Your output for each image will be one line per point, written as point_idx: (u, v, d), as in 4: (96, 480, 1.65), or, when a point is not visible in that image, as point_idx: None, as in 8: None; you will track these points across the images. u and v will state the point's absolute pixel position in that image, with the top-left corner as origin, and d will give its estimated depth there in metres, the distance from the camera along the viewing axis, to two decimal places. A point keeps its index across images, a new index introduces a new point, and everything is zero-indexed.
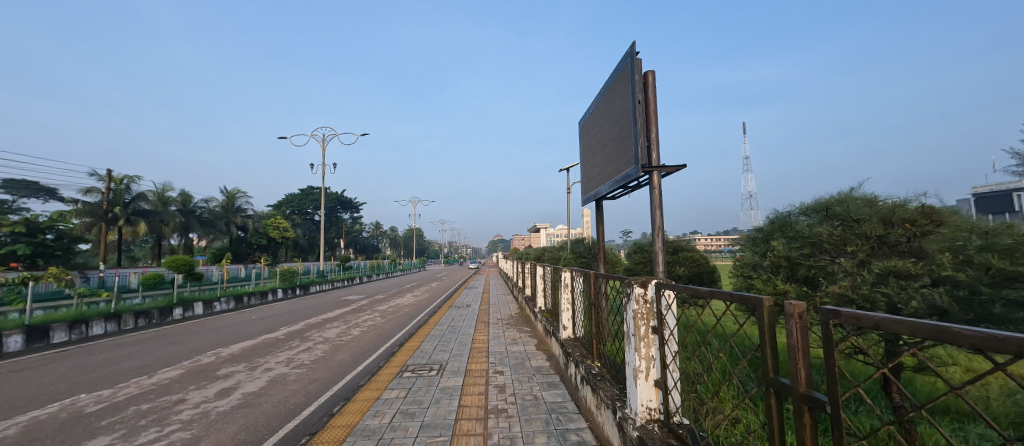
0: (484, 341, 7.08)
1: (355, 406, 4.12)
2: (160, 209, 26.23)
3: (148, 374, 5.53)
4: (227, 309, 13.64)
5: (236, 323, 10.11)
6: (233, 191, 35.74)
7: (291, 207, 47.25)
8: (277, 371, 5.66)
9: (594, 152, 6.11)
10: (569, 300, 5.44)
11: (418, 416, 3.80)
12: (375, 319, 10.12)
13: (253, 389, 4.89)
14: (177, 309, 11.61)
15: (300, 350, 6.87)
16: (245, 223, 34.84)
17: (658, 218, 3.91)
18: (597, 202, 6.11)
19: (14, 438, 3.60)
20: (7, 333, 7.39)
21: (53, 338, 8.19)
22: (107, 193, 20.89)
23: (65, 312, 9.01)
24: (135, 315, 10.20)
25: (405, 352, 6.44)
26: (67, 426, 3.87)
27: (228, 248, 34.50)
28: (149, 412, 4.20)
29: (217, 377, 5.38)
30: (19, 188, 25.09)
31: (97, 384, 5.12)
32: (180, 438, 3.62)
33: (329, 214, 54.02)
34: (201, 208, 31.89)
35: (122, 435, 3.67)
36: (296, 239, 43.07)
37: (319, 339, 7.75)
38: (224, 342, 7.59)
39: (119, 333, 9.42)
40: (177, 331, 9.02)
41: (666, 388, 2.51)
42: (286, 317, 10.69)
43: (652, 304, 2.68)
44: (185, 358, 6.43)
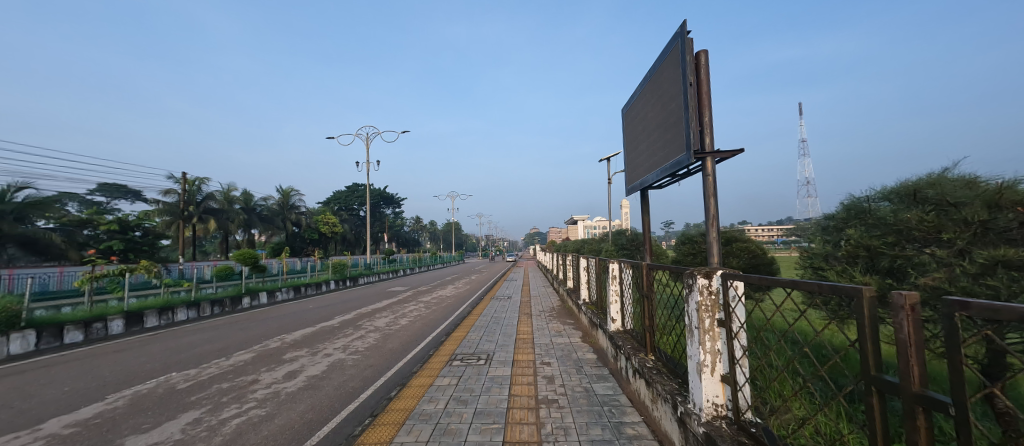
0: (529, 333, 7.10)
1: (411, 391, 4.29)
2: (227, 207, 28.77)
3: (225, 357, 6.11)
4: (288, 299, 14.70)
5: (298, 311, 10.90)
6: (289, 190, 38.41)
7: (338, 204, 50.17)
8: (335, 356, 6.03)
9: (639, 139, 5.88)
10: (617, 291, 5.31)
11: (471, 403, 3.89)
12: (421, 310, 10.52)
13: (316, 373, 5.25)
14: (246, 298, 12.65)
15: (354, 338, 7.28)
16: (299, 219, 37.31)
17: (713, 207, 3.67)
18: (643, 191, 5.86)
19: (124, 408, 4.11)
20: (110, 317, 8.44)
21: (146, 322, 9.24)
22: (183, 194, 23.18)
23: (154, 300, 10.14)
24: (210, 303, 11.22)
25: (452, 342, 6.61)
26: (164, 400, 4.36)
27: (285, 242, 37.24)
28: (229, 391, 4.62)
29: (284, 361, 5.83)
30: (112, 191, 28.54)
31: (187, 364, 5.72)
32: (257, 415, 3.97)
33: (373, 210, 56.60)
34: (261, 206, 34.49)
35: (209, 409, 4.09)
36: (344, 234, 45.59)
37: (371, 327, 8.17)
38: (287, 329, 8.20)
39: (199, 319, 10.43)
40: (247, 319, 9.85)
41: (735, 384, 2.37)
42: (341, 307, 11.30)
43: (718, 295, 2.53)
44: (256, 342, 7.02)
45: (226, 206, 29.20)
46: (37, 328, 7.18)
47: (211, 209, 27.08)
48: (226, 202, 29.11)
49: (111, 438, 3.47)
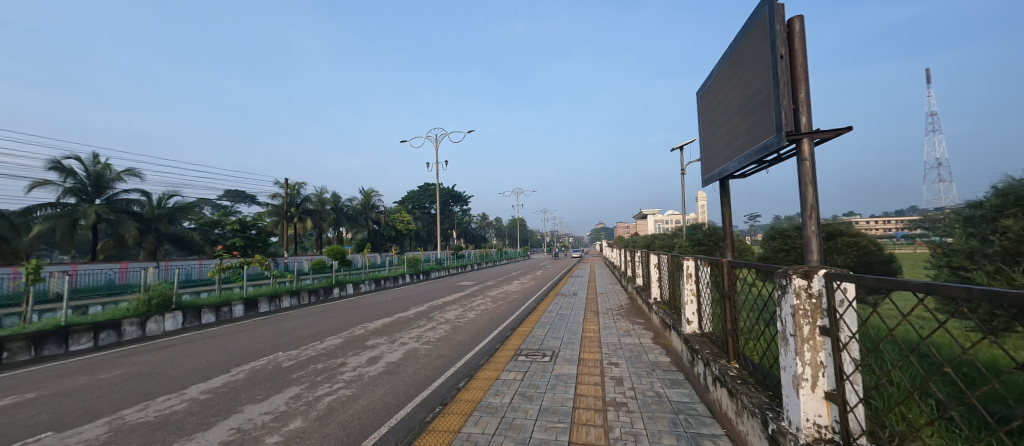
0: (595, 331, 6.90)
1: (478, 383, 4.42)
2: (320, 208, 32.58)
3: (319, 340, 6.92)
4: (370, 290, 16.20)
5: (379, 302, 11.95)
6: (369, 191, 42.19)
7: (412, 203, 53.89)
8: (410, 345, 6.48)
9: (718, 123, 5.29)
10: (692, 291, 4.88)
11: (537, 399, 3.88)
12: (487, 304, 10.83)
13: (394, 360, 5.69)
14: (336, 288, 14.22)
15: (427, 328, 7.75)
16: (379, 218, 40.86)
17: (811, 197, 3.15)
18: (723, 181, 5.29)
19: (243, 380, 4.87)
20: (234, 303, 10.08)
21: (259, 307, 10.87)
22: (287, 197, 26.78)
23: (266, 289, 11.88)
24: (308, 292, 12.82)
25: (517, 337, 6.68)
26: (273, 375, 5.06)
27: (367, 239, 41.08)
28: (323, 371, 5.22)
29: (367, 347, 6.43)
30: (235, 197, 34.10)
31: (289, 345, 6.61)
32: (345, 394, 4.42)
33: (443, 208, 59.75)
34: (348, 206, 38.44)
35: (307, 386, 4.66)
36: (418, 231, 48.91)
37: (442, 319, 8.63)
38: (369, 318, 9.02)
39: (299, 306, 11.98)
40: (337, 307, 11.06)
41: (845, 404, 2.00)
42: (415, 299, 12.12)
43: (820, 298, 2.16)
44: (344, 329, 7.84)
45: (320, 207, 33.09)
46: (184, 310, 8.87)
47: (308, 210, 30.93)
48: (320, 203, 32.99)
49: (234, 405, 4.13)
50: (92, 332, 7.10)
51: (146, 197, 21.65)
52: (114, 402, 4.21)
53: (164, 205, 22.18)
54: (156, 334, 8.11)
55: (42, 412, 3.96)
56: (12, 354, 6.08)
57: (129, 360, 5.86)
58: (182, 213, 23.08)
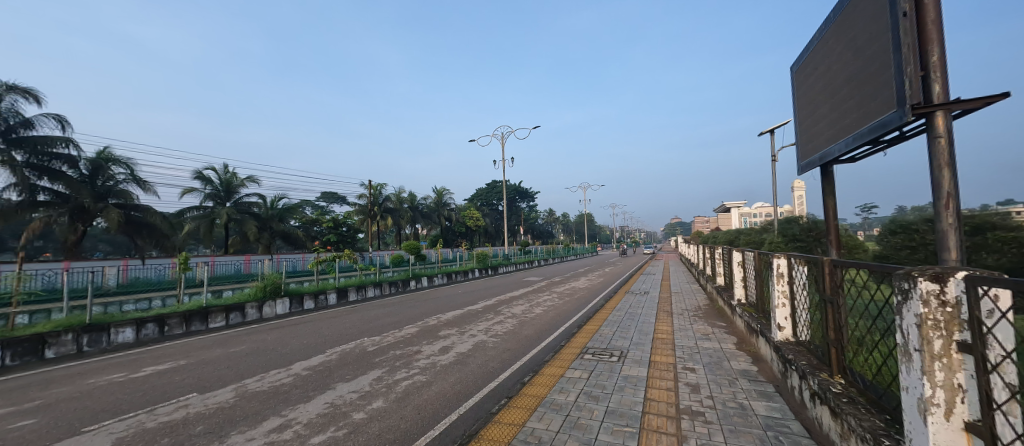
0: (669, 333, 6.47)
1: (543, 380, 4.43)
2: (399, 207, 35.39)
3: (398, 328, 7.53)
4: (443, 283, 17.17)
5: (450, 295, 12.64)
6: (442, 190, 44.64)
7: (481, 200, 55.84)
8: (479, 337, 6.75)
9: (819, 101, 4.55)
10: (785, 293, 4.30)
11: (603, 400, 3.76)
12: (554, 300, 10.79)
13: (464, 350, 5.98)
14: (413, 281, 15.34)
15: (494, 322, 7.99)
16: (450, 215, 43.11)
17: (948, 183, 2.55)
18: (826, 166, 4.56)
19: (336, 361, 5.51)
20: (328, 291, 11.44)
21: (349, 296, 12.19)
22: (370, 198, 29.59)
23: (354, 280, 13.28)
24: (389, 283, 14.03)
25: (584, 334, 6.55)
26: (359, 358, 5.65)
27: (440, 235, 43.61)
28: (401, 357, 5.68)
29: (439, 337, 6.84)
30: (330, 198, 38.65)
31: (373, 332, 7.32)
32: (420, 379, 4.77)
33: (510, 205, 60.87)
34: (423, 205, 41.18)
35: (388, 370, 5.11)
36: (486, 227, 50.58)
37: (509, 314, 8.82)
38: (442, 310, 9.57)
39: (381, 296, 13.18)
40: (414, 299, 11.95)
41: (994, 440, 1.59)
42: (483, 294, 12.57)
43: (958, 308, 1.74)
44: (419, 319, 8.43)
45: (398, 206, 35.97)
46: (291, 296, 10.33)
47: (389, 209, 33.88)
48: (399, 202, 35.82)
49: (328, 383, 4.70)
50: (224, 313, 8.63)
51: (262, 199, 25.59)
52: (239, 372, 5.08)
53: (276, 205, 25.99)
54: (270, 316, 9.57)
55: (191, 376, 4.95)
56: (171, 327, 7.66)
57: (250, 338, 7.00)
58: (289, 212, 26.84)
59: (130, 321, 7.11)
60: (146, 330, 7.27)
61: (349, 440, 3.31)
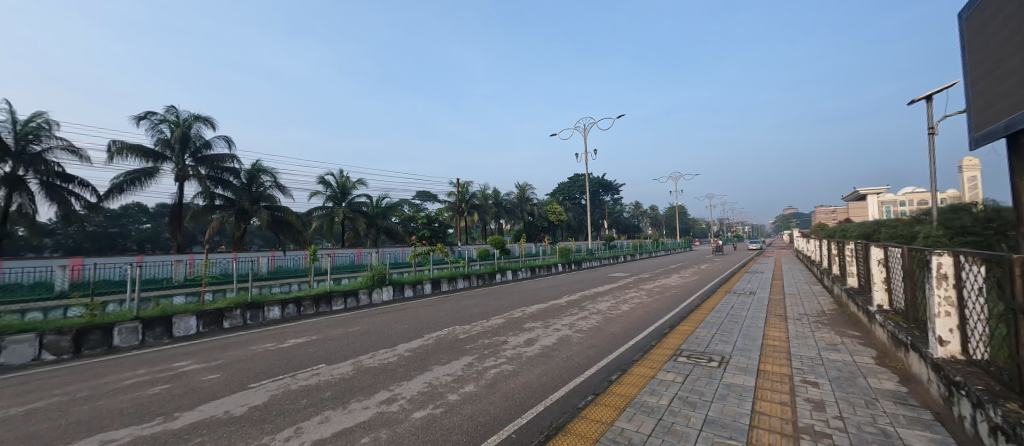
0: (782, 340, 5.65)
1: (632, 379, 4.25)
2: (484, 203, 37.11)
3: (485, 319, 7.92)
4: (527, 277, 17.52)
5: (534, 289, 12.86)
6: (524, 185, 45.43)
7: (563, 195, 55.59)
8: (564, 332, 6.74)
9: (1006, 53, 3.46)
10: (949, 300, 3.42)
11: (701, 408, 3.46)
12: (642, 297, 10.23)
13: (548, 344, 6.03)
14: (498, 274, 15.99)
15: (579, 317, 7.89)
16: (533, 210, 43.68)
17: None
18: (1015, 138, 3.47)
19: (432, 346, 6.03)
20: (424, 282, 12.55)
21: (442, 286, 13.22)
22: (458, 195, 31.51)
23: (445, 272, 14.35)
24: (476, 276, 14.82)
25: (678, 335, 6.08)
26: (452, 344, 6.09)
27: (524, 230, 44.52)
28: (490, 346, 5.98)
29: (524, 329, 7.01)
30: (424, 196, 42.23)
31: (464, 320, 7.83)
32: (507, 369, 4.96)
33: (593, 198, 59.35)
34: (506, 200, 42.45)
35: (477, 358, 5.42)
36: (569, 221, 50.06)
37: (594, 310, 8.61)
38: (526, 303, 9.78)
39: (470, 288, 14.00)
40: (499, 291, 12.44)
41: None
42: (567, 288, 12.49)
43: None
44: (505, 311, 8.74)
45: (484, 202, 37.70)
46: (394, 285, 11.60)
47: (475, 205, 35.79)
48: (484, 198, 37.55)
49: (426, 365, 5.17)
50: (343, 298, 10.08)
51: (369, 199, 29.07)
52: (355, 349, 5.89)
53: (380, 204, 29.29)
54: (378, 302, 10.89)
55: (321, 349, 5.91)
56: (305, 308, 9.23)
57: (363, 320, 8.06)
58: (391, 211, 30.01)
59: (277, 301, 8.75)
60: (288, 309, 8.88)
61: (445, 418, 3.60)
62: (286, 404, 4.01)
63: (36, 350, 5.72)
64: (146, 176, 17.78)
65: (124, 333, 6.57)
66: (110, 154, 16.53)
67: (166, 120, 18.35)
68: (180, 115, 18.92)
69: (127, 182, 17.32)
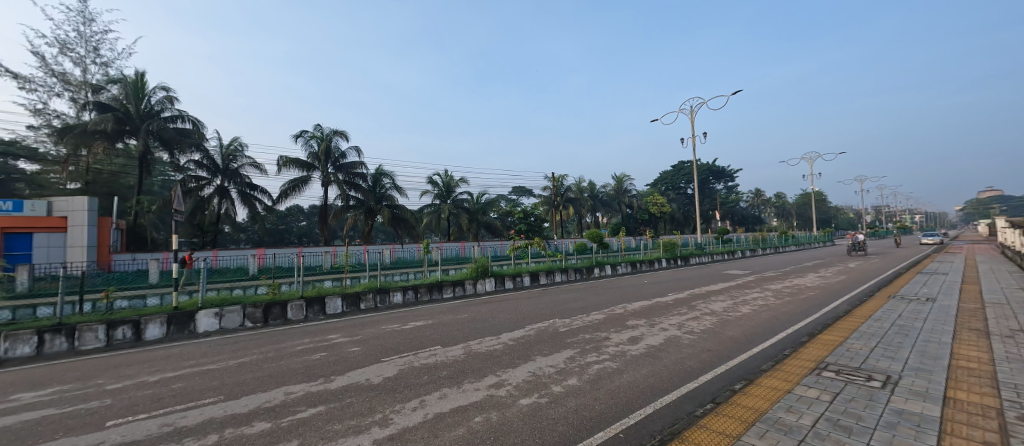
0: (984, 362, 4.33)
1: (761, 391, 3.75)
2: (579, 196, 36.75)
3: (585, 314, 7.82)
4: (627, 272, 16.77)
5: (636, 284, 12.24)
6: (622, 176, 43.45)
7: (665, 184, 51.69)
8: (672, 332, 6.27)
9: None
10: None
11: (859, 434, 2.87)
12: (767, 298, 8.91)
13: (655, 344, 5.67)
14: (596, 269, 15.66)
15: (689, 317, 7.25)
16: (631, 202, 41.61)
17: None
18: None
19: (534, 336, 6.21)
20: (523, 274, 12.97)
21: (540, 279, 13.50)
22: (553, 189, 31.68)
23: (543, 265, 14.61)
24: (574, 270, 14.75)
25: (820, 346, 5.14)
26: (553, 337, 6.17)
27: (622, 223, 42.65)
28: (591, 341, 5.89)
29: (627, 326, 6.73)
30: (520, 192, 43.62)
31: (564, 314, 7.87)
32: (611, 365, 4.83)
33: (701, 187, 53.87)
34: (603, 192, 41.17)
35: (579, 352, 5.39)
36: (672, 213, 46.35)
37: (707, 310, 7.80)
38: (628, 299, 9.37)
39: (567, 282, 14.00)
40: (598, 286, 12.19)
41: None
42: (674, 285, 11.58)
43: None
44: (606, 306, 8.51)
45: (578, 196, 37.25)
46: (495, 277, 12.24)
47: (570, 198, 35.70)
48: (579, 192, 37.32)
49: (530, 354, 5.35)
50: (452, 287, 11.02)
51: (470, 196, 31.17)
52: (465, 335, 6.39)
53: (480, 200, 31.17)
54: (482, 292, 11.65)
55: (436, 333, 6.56)
56: (421, 294, 10.35)
57: (470, 308, 8.73)
58: (489, 206, 31.78)
59: (399, 288, 10.00)
60: (408, 295, 10.07)
61: (551, 408, 3.68)
62: (411, 379, 4.55)
63: (241, 318, 7.58)
64: (301, 181, 21.87)
65: (294, 309, 8.25)
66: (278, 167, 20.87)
67: (314, 136, 22.36)
68: (324, 131, 22.86)
69: (290, 186, 21.59)
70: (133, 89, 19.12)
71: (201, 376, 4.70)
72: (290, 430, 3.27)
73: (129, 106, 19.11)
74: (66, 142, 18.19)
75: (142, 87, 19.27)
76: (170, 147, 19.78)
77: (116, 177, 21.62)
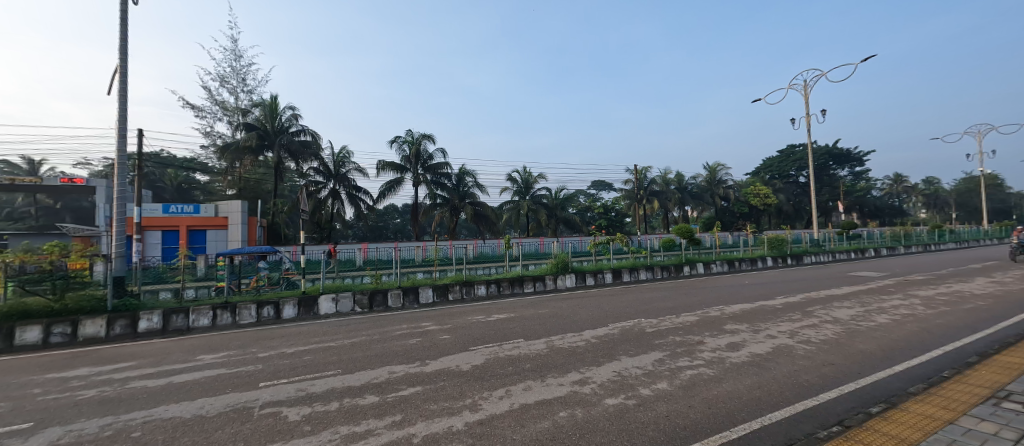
0: None
1: (908, 418, 3.09)
2: (665, 189, 34.38)
3: (675, 314, 7.30)
4: (722, 271, 15.22)
5: (733, 285, 11.06)
6: (715, 165, 39.42)
7: (770, 172, 45.49)
8: (782, 340, 5.51)
9: None
10: None
11: None
12: (914, 307, 7.29)
13: (761, 352, 5.04)
14: (686, 267, 14.51)
15: (805, 325, 6.28)
16: (727, 194, 37.53)
17: None
18: None
19: (618, 335, 6.00)
20: (605, 271, 12.62)
21: (623, 277, 13.00)
22: (636, 182, 30.20)
23: (626, 262, 14.05)
24: (661, 268, 13.90)
25: (999, 370, 4.03)
26: (639, 337, 5.90)
27: (716, 217, 38.76)
28: (683, 344, 5.48)
29: (725, 331, 6.11)
30: (600, 186, 42.49)
31: (651, 313, 7.46)
32: (706, 372, 4.44)
33: (818, 174, 46.20)
34: (693, 184, 37.87)
35: (669, 355, 5.06)
36: (779, 205, 40.66)
37: (828, 318, 6.68)
38: (725, 301, 8.50)
39: (653, 280, 13.25)
40: (689, 285, 11.27)
41: None
42: (783, 288, 10.15)
43: None
44: (698, 308, 7.83)
45: (664, 188, 34.87)
46: (576, 273, 12.11)
47: (655, 191, 33.67)
48: (665, 184, 34.91)
49: (615, 353, 5.18)
50: (533, 282, 11.21)
51: (549, 191, 31.30)
52: (547, 330, 6.45)
53: (559, 196, 31.10)
54: (562, 287, 11.64)
55: (519, 326, 6.73)
56: (503, 288, 10.73)
57: (551, 303, 8.80)
58: (568, 202, 31.59)
59: (483, 281, 10.50)
60: (491, 288, 10.54)
61: (639, 411, 3.51)
62: (497, 369, 4.74)
63: (352, 303, 8.69)
64: (395, 182, 24.20)
65: (394, 297, 9.19)
66: (377, 170, 23.37)
67: (406, 140, 24.51)
68: (414, 135, 24.92)
69: (386, 187, 24.04)
70: (270, 110, 22.98)
71: (323, 352, 5.51)
72: (394, 405, 3.67)
73: (267, 125, 23.06)
74: (226, 157, 22.75)
75: (275, 108, 23.06)
76: (296, 158, 23.47)
77: (259, 183, 26.40)
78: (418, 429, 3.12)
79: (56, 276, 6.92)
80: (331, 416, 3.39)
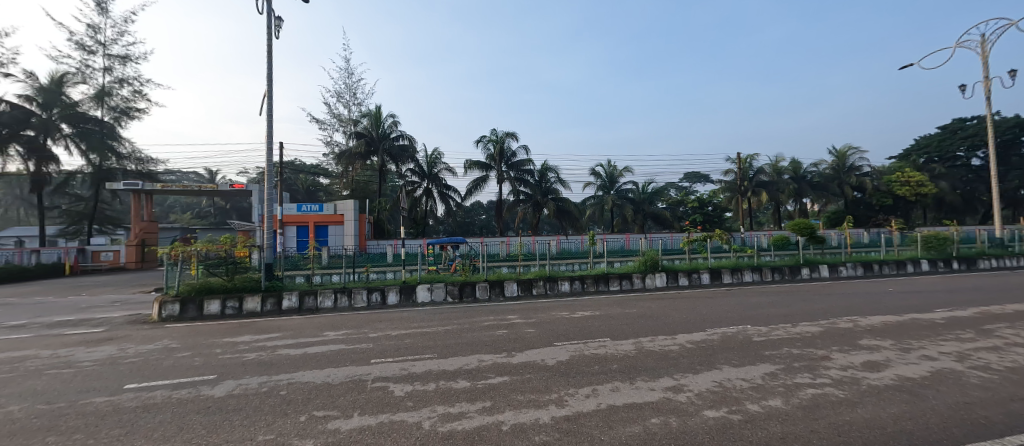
0: None
1: None
2: (776, 179, 30.11)
3: (790, 324, 6.35)
4: (855, 276, 12.75)
5: (871, 293, 9.19)
6: (844, 149, 33.14)
7: (925, 154, 36.63)
8: (945, 363, 4.40)
9: None
10: None
11: None
12: None
13: (912, 376, 4.10)
14: (804, 269, 12.49)
15: (982, 346, 4.92)
16: (860, 182, 31.29)
17: None
18: None
19: (719, 342, 5.44)
20: (701, 271, 11.55)
21: (723, 278, 11.74)
22: (738, 172, 27.02)
23: (727, 261, 12.65)
24: (771, 269, 12.21)
25: None
26: (744, 346, 5.27)
27: (845, 210, 32.61)
28: (801, 358, 4.75)
29: (860, 347, 5.10)
30: (694, 178, 38.95)
31: (759, 320, 6.61)
32: (833, 394, 3.77)
33: (1002, 154, 35.72)
34: (812, 173, 32.41)
35: (783, 369, 4.43)
36: (938, 194, 32.52)
37: (1020, 340, 5.13)
38: (859, 311, 7.11)
39: (762, 283, 11.71)
40: (809, 291, 9.70)
41: None
42: (947, 298, 8.10)
43: None
44: (823, 318, 6.68)
45: (775, 178, 30.51)
46: (667, 272, 11.31)
47: (762, 182, 29.71)
48: (776, 173, 30.54)
49: (714, 362, 4.72)
50: (619, 280, 10.80)
51: (635, 185, 29.77)
52: (637, 331, 6.15)
53: (646, 190, 29.39)
54: (652, 287, 10.98)
55: (606, 325, 6.54)
56: (588, 285, 10.52)
57: (640, 303, 8.38)
58: (657, 196, 29.65)
59: (567, 277, 10.44)
60: (575, 284, 10.43)
61: (745, 428, 3.14)
62: (584, 367, 4.68)
63: (444, 293, 9.40)
64: (481, 180, 25.41)
65: (481, 289, 9.68)
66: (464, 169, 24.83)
67: (490, 139, 25.55)
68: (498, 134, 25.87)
69: (472, 185, 25.41)
70: (374, 119, 25.95)
71: (422, 336, 6.06)
72: (484, 392, 3.87)
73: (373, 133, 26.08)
74: (342, 163, 26.38)
75: (379, 117, 25.95)
76: (396, 161, 26.13)
77: (366, 185, 30.04)
78: (506, 417, 3.24)
79: (229, 262, 8.78)
80: (429, 396, 3.72)
